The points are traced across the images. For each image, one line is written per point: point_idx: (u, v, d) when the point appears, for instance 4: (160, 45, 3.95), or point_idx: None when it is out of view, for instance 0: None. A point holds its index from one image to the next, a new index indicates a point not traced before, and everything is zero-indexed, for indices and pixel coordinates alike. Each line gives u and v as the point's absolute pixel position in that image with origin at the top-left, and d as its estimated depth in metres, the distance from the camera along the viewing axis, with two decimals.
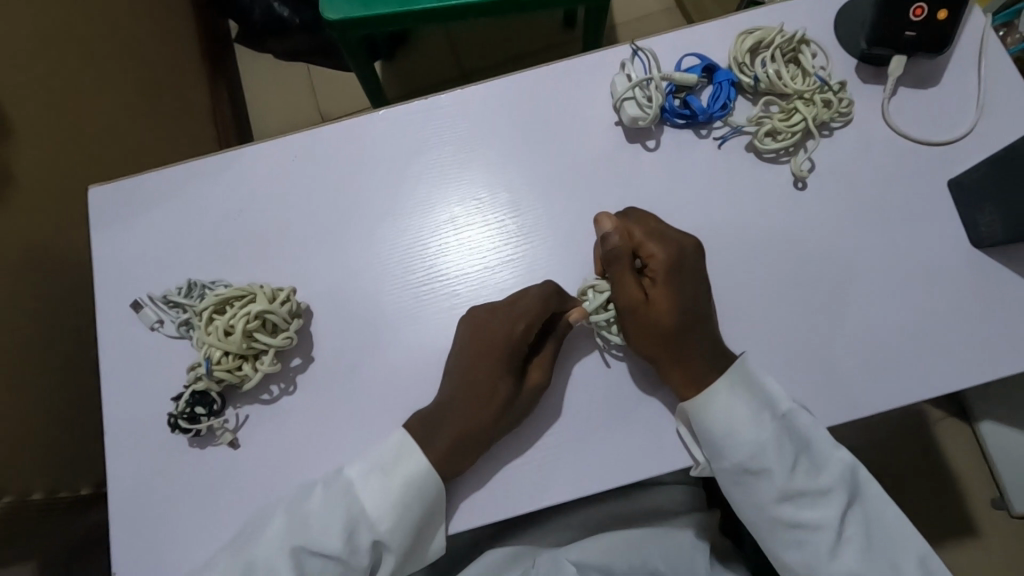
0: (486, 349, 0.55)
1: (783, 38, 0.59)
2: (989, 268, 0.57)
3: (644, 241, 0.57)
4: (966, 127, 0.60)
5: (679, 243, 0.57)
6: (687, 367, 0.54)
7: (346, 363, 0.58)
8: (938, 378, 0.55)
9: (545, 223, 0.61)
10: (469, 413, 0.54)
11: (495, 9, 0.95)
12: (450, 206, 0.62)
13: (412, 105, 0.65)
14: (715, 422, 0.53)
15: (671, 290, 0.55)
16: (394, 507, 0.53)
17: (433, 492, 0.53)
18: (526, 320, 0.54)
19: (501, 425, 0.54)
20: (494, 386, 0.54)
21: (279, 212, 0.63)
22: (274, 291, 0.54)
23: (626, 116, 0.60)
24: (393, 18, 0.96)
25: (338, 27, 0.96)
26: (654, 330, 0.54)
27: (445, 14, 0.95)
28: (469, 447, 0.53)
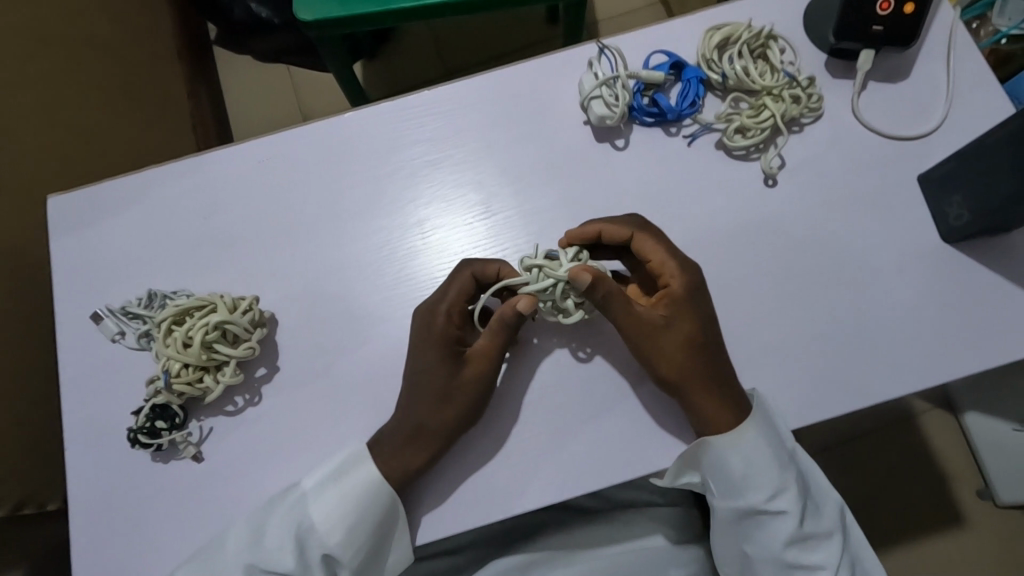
0: (418, 342, 0.54)
1: (750, 33, 0.59)
2: (960, 262, 0.57)
3: (658, 261, 0.54)
4: (936, 121, 0.60)
5: (693, 266, 0.54)
6: (717, 394, 0.52)
7: (312, 372, 0.57)
8: (911, 375, 0.55)
9: (520, 222, 0.60)
10: (410, 411, 0.53)
11: (473, 6, 0.94)
12: (425, 206, 0.61)
13: (378, 105, 0.63)
14: (733, 457, 0.52)
15: (692, 315, 0.53)
16: (345, 518, 0.52)
17: (386, 501, 0.52)
18: (447, 305, 0.54)
19: (442, 420, 0.52)
20: (428, 379, 0.53)
21: (242, 218, 0.61)
22: (235, 301, 0.53)
23: (594, 116, 0.59)
24: (367, 18, 0.94)
25: (313, 26, 0.95)
26: (682, 358, 0.52)
27: (421, 13, 0.94)
28: (413, 445, 0.52)
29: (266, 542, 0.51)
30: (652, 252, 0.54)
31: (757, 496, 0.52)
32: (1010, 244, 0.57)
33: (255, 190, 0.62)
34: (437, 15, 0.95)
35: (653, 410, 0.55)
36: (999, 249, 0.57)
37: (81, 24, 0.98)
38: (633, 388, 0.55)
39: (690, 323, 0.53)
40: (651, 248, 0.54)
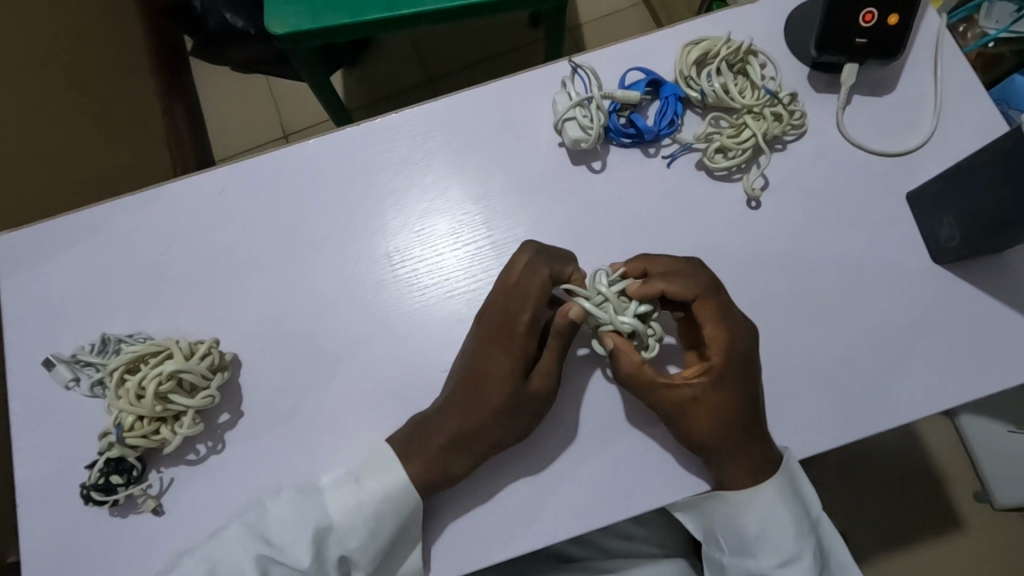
0: (485, 342, 0.52)
1: (729, 49, 0.56)
2: (952, 284, 0.55)
3: (715, 327, 0.50)
4: (923, 135, 0.57)
5: (748, 332, 0.51)
6: (750, 460, 0.50)
7: (277, 416, 0.54)
8: (905, 404, 0.52)
9: (506, 246, 0.57)
10: (463, 412, 0.51)
11: (449, 15, 0.91)
12: (409, 229, 0.58)
13: (344, 130, 0.60)
14: (741, 516, 0.50)
15: (738, 384, 0.50)
16: (365, 519, 0.50)
17: (410, 507, 0.50)
18: (527, 310, 0.51)
19: (495, 427, 0.50)
20: (493, 382, 0.51)
21: (203, 253, 0.58)
22: (192, 346, 0.51)
23: (568, 138, 0.56)
24: (340, 30, 0.91)
25: (285, 40, 0.92)
26: (722, 426, 0.50)
27: (395, 24, 0.91)
28: (460, 448, 0.50)
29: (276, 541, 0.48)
30: (710, 316, 0.51)
31: (766, 559, 0.50)
32: (1004, 263, 0.55)
33: (217, 222, 0.59)
34: (412, 25, 0.92)
35: (637, 448, 0.52)
36: (991, 269, 0.54)
37: (40, 43, 0.95)
38: (616, 425, 0.53)
39: (734, 392, 0.50)
40: (710, 313, 0.51)
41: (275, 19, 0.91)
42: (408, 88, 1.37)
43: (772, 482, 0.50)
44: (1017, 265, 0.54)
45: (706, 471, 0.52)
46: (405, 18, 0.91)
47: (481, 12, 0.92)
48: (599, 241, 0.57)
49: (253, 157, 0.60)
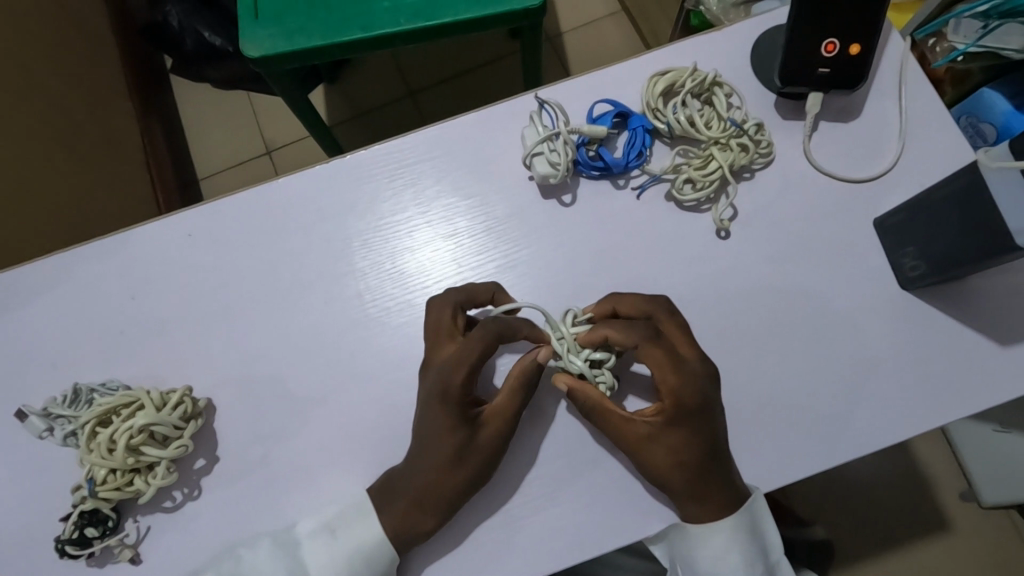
0: (431, 400, 0.51)
1: (694, 81, 0.56)
2: (920, 309, 0.55)
3: (661, 372, 0.50)
4: (889, 161, 0.58)
5: (699, 377, 0.50)
6: (707, 500, 0.51)
7: (253, 459, 0.54)
8: (876, 431, 0.53)
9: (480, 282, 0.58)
10: (421, 472, 0.50)
11: (423, 36, 0.91)
12: (382, 267, 0.58)
13: (313, 169, 0.60)
14: (698, 552, 0.51)
15: (687, 428, 0.50)
16: (345, 570, 0.50)
17: (387, 561, 0.50)
18: (467, 365, 0.50)
19: (454, 484, 0.50)
20: (441, 440, 0.50)
21: (176, 296, 0.58)
22: (164, 395, 0.51)
23: (537, 174, 0.57)
24: (316, 52, 0.91)
25: (261, 63, 0.91)
26: (670, 469, 0.50)
27: (371, 44, 0.91)
28: (423, 506, 0.50)
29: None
30: (656, 361, 0.50)
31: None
32: (970, 288, 0.55)
33: (189, 265, 0.59)
34: (387, 46, 0.92)
35: (613, 482, 0.53)
36: (958, 294, 0.55)
37: (12, 75, 0.94)
38: (591, 459, 0.53)
39: (682, 436, 0.50)
40: (654, 357, 0.50)
41: (250, 42, 0.90)
42: (390, 103, 1.36)
43: (728, 524, 0.50)
44: (983, 289, 0.55)
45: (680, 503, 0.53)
46: (379, 39, 0.90)
47: (454, 32, 0.92)
48: (571, 274, 0.57)
49: (224, 198, 0.60)
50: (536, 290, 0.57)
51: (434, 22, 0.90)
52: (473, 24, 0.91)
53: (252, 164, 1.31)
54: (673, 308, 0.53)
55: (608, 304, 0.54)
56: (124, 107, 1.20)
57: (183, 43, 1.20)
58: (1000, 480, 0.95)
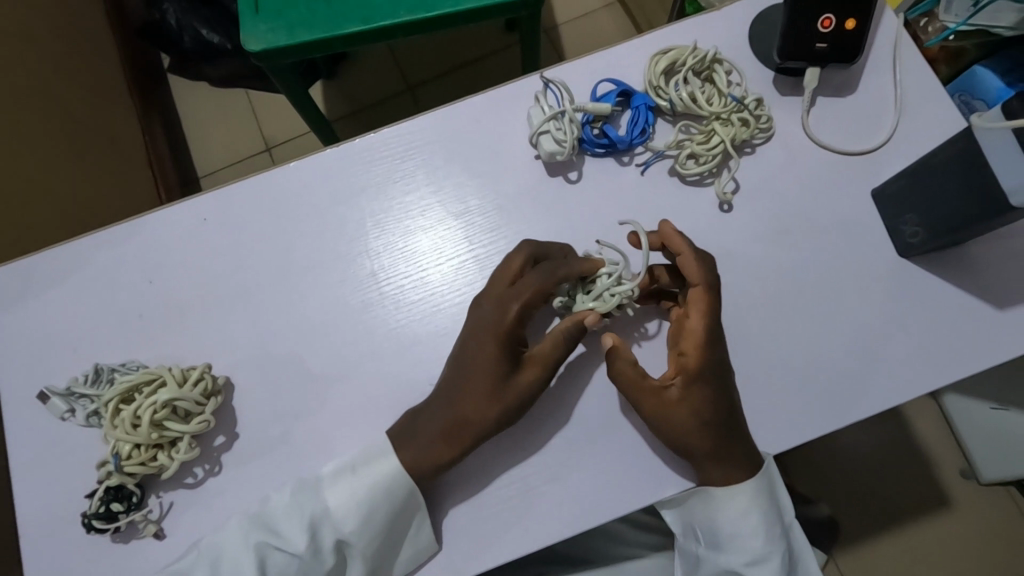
0: (478, 333, 0.54)
1: (695, 58, 0.58)
2: (919, 276, 0.57)
3: (689, 332, 0.53)
4: (885, 134, 0.60)
5: (722, 343, 0.53)
6: (725, 462, 0.52)
7: (272, 435, 0.55)
8: (878, 394, 0.55)
9: (491, 259, 0.59)
10: (457, 402, 0.53)
11: (422, 26, 0.92)
12: (395, 246, 0.60)
13: (324, 152, 0.61)
14: (720, 514, 0.54)
15: (710, 390, 0.52)
16: (361, 505, 0.52)
17: (405, 493, 0.52)
18: (519, 302, 0.53)
19: (486, 416, 0.52)
20: (483, 372, 0.52)
21: (191, 279, 0.59)
22: (185, 372, 0.52)
23: (543, 151, 0.58)
24: (317, 44, 0.92)
25: (263, 57, 0.93)
26: (691, 429, 0.52)
27: (371, 36, 0.92)
28: (451, 437, 0.52)
29: (281, 532, 0.51)
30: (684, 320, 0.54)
31: (739, 556, 0.53)
32: (966, 255, 0.57)
33: (204, 249, 0.60)
34: (387, 37, 0.93)
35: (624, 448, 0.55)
36: (955, 261, 0.57)
37: (15, 73, 0.95)
38: (602, 426, 0.55)
39: (704, 398, 0.52)
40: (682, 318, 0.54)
41: (251, 36, 0.91)
42: (388, 97, 1.38)
43: (749, 486, 0.53)
44: (979, 256, 0.57)
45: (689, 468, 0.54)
46: (380, 31, 0.92)
47: (453, 22, 0.93)
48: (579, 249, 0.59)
49: (236, 183, 0.61)
50: None
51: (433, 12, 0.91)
52: (473, 14, 0.92)
53: (253, 159, 1.32)
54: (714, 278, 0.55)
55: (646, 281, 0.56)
56: (124, 104, 1.21)
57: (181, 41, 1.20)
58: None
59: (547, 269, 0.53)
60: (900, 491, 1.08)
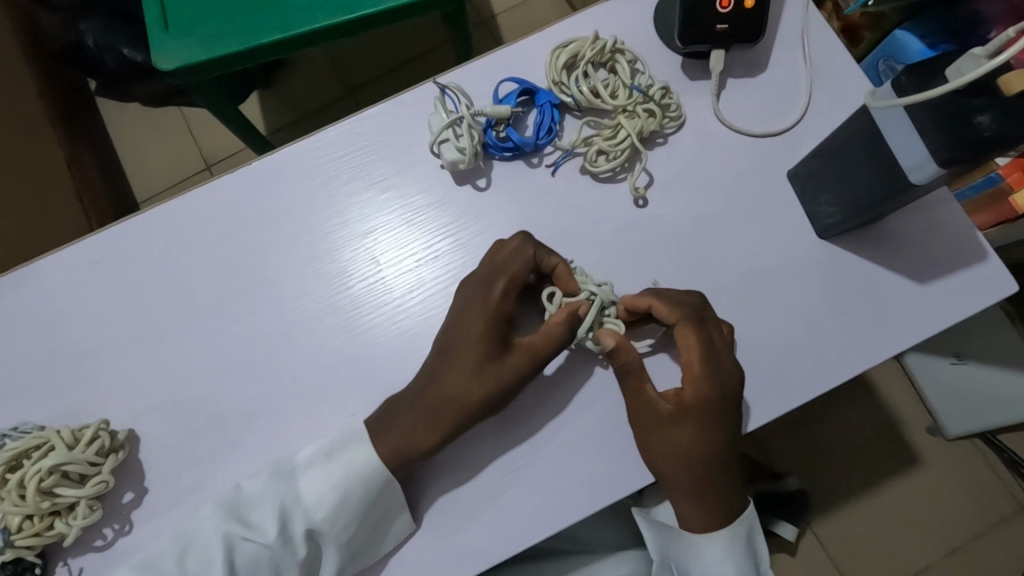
0: (462, 313, 0.51)
1: (593, 50, 0.56)
2: (840, 256, 0.55)
3: (690, 360, 0.49)
4: (798, 112, 0.58)
5: (728, 372, 0.50)
6: (696, 501, 0.52)
7: (184, 485, 0.52)
8: (808, 382, 0.53)
9: (458, 270, 0.56)
10: (443, 383, 0.50)
11: (349, 30, 0.83)
12: (310, 266, 0.56)
13: (223, 178, 0.58)
14: (696, 553, 0.54)
15: (698, 426, 0.50)
16: (336, 492, 0.51)
17: (382, 481, 0.50)
18: (503, 284, 0.50)
19: (469, 402, 0.49)
20: (465, 356, 0.50)
21: (88, 327, 0.56)
22: (75, 433, 0.49)
23: (446, 161, 0.55)
24: (236, 58, 0.82)
25: (178, 76, 0.81)
26: (682, 463, 0.50)
27: (293, 44, 0.82)
28: (432, 423, 0.50)
29: (252, 520, 0.50)
30: (691, 351, 0.49)
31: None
32: (887, 231, 0.55)
33: (99, 293, 0.56)
34: (311, 43, 0.83)
35: (556, 462, 0.52)
36: (876, 238, 0.55)
37: None
38: (531, 442, 0.52)
39: (693, 431, 0.50)
40: (688, 345, 0.49)
41: (163, 55, 0.80)
42: (330, 103, 1.30)
43: (728, 530, 0.53)
44: (901, 231, 0.55)
45: (624, 475, 0.52)
46: (302, 39, 0.82)
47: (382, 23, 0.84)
48: None
49: (126, 220, 0.57)
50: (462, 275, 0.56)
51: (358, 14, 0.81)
52: (398, 13, 0.84)
53: (193, 179, 1.28)
54: (710, 300, 0.52)
55: (645, 301, 0.51)
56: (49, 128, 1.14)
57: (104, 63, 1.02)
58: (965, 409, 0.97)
59: (538, 251, 0.51)
60: (867, 458, 1.08)
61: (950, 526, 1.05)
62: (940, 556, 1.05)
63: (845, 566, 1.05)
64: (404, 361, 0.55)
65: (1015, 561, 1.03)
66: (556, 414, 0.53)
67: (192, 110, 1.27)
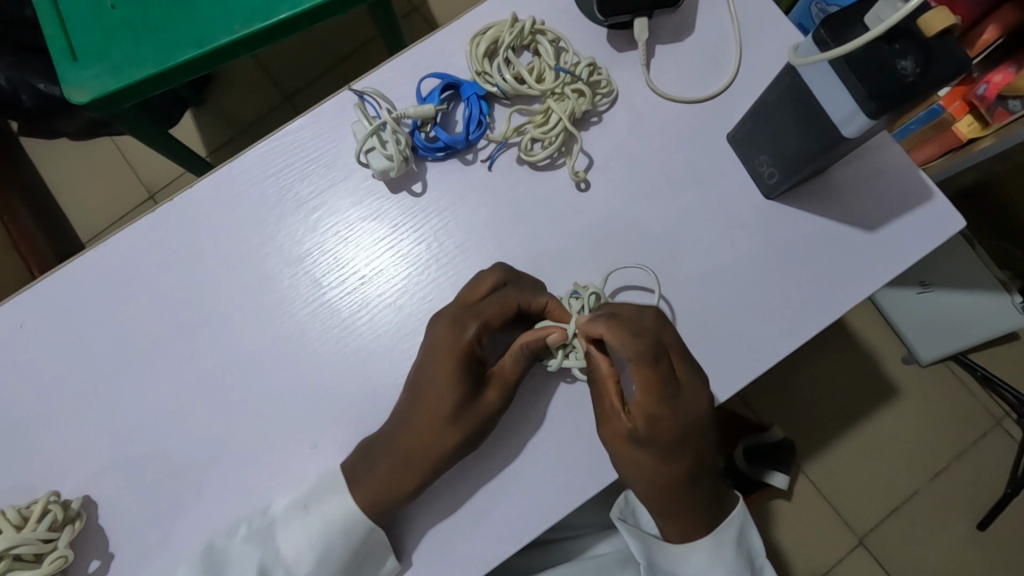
0: (430, 355, 0.50)
1: (513, 33, 0.53)
2: (788, 215, 0.55)
3: (649, 392, 0.46)
4: (730, 72, 0.56)
5: (692, 402, 0.47)
6: (670, 515, 0.53)
7: (150, 544, 0.50)
8: (773, 343, 0.53)
9: (403, 283, 0.54)
10: (414, 427, 0.49)
11: (267, 38, 0.78)
12: (246, 301, 0.54)
13: (141, 219, 0.55)
14: (680, 563, 0.54)
15: (660, 452, 0.49)
16: (315, 546, 0.50)
17: (365, 530, 0.49)
18: (474, 325, 0.49)
19: (447, 443, 0.48)
20: (436, 402, 0.49)
21: (22, 396, 0.53)
22: (23, 511, 0.47)
23: (375, 170, 0.53)
24: (152, 82, 0.77)
25: (94, 109, 0.76)
26: (638, 477, 0.50)
27: (211, 60, 0.78)
28: (406, 469, 0.48)
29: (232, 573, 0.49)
30: (646, 383, 0.46)
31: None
32: (832, 182, 0.55)
33: (30, 357, 0.53)
34: (230, 56, 0.79)
35: (531, 463, 0.51)
36: (822, 190, 0.55)
37: None
38: (501, 448, 0.52)
39: (655, 458, 0.49)
40: (643, 378, 0.46)
41: (72, 87, 0.75)
42: (268, 113, 1.25)
43: (708, 539, 0.53)
44: (846, 181, 0.55)
45: (600, 467, 0.51)
46: (216, 54, 0.77)
47: (301, 26, 0.79)
48: (444, 266, 0.55)
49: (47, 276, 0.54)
50: (406, 291, 0.54)
51: (273, 19, 0.77)
52: (317, 13, 0.78)
53: (137, 211, 1.21)
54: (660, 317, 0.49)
55: (596, 329, 0.47)
56: None
57: (18, 102, 0.90)
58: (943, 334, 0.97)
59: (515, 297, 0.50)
60: (848, 398, 1.10)
61: (934, 452, 1.08)
62: (927, 479, 1.07)
63: (842, 509, 1.07)
64: (361, 382, 0.53)
65: (998, 473, 1.07)
66: (523, 413, 0.52)
67: (124, 139, 1.21)
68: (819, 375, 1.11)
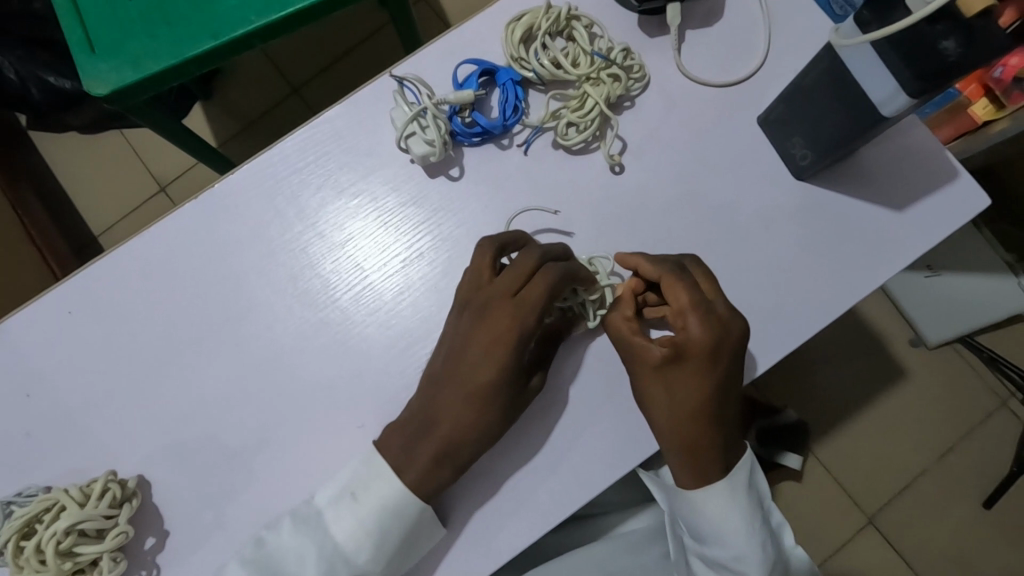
0: (483, 353, 0.50)
1: (549, 19, 0.55)
2: (818, 196, 0.56)
3: (684, 307, 0.49)
4: (760, 57, 0.57)
5: (724, 320, 0.49)
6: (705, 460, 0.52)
7: (202, 523, 0.52)
8: (806, 320, 0.54)
9: (443, 265, 0.56)
10: (443, 419, 0.50)
11: (284, 28, 0.79)
12: (291, 288, 0.55)
13: (184, 207, 0.56)
14: (698, 512, 0.53)
15: (701, 373, 0.50)
16: (366, 531, 0.50)
17: (415, 511, 0.50)
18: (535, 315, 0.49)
19: (486, 430, 0.50)
20: (481, 399, 0.50)
21: (73, 382, 0.54)
22: (85, 489, 0.49)
23: (416, 155, 0.54)
24: (172, 74, 0.77)
25: (116, 101, 0.77)
26: (675, 405, 0.50)
27: (230, 51, 0.78)
28: (447, 457, 0.50)
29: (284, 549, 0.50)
30: (679, 300, 0.49)
31: (720, 552, 0.53)
32: (861, 163, 0.56)
33: (78, 345, 0.54)
34: (247, 47, 0.79)
35: (573, 439, 0.53)
36: (851, 171, 0.56)
37: None
38: (541, 425, 0.53)
39: (693, 380, 0.50)
40: (676, 294, 0.49)
41: (93, 79, 0.75)
42: (278, 104, 1.25)
43: (724, 483, 0.52)
44: (874, 162, 0.56)
45: (641, 444, 0.53)
46: (234, 44, 0.78)
47: (318, 16, 0.79)
48: (465, 245, 0.56)
49: (93, 265, 0.55)
50: (447, 273, 0.55)
51: (291, 9, 0.77)
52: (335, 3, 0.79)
53: (151, 203, 1.21)
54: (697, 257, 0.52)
55: (632, 261, 0.52)
56: None
57: (28, 96, 0.87)
58: (955, 315, 0.98)
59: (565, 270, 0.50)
60: (861, 380, 1.12)
61: (941, 428, 1.10)
62: (935, 459, 1.10)
63: (849, 485, 1.09)
64: (405, 362, 0.54)
65: (1004, 452, 1.09)
66: (563, 392, 0.54)
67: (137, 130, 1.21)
68: (831, 357, 1.13)
